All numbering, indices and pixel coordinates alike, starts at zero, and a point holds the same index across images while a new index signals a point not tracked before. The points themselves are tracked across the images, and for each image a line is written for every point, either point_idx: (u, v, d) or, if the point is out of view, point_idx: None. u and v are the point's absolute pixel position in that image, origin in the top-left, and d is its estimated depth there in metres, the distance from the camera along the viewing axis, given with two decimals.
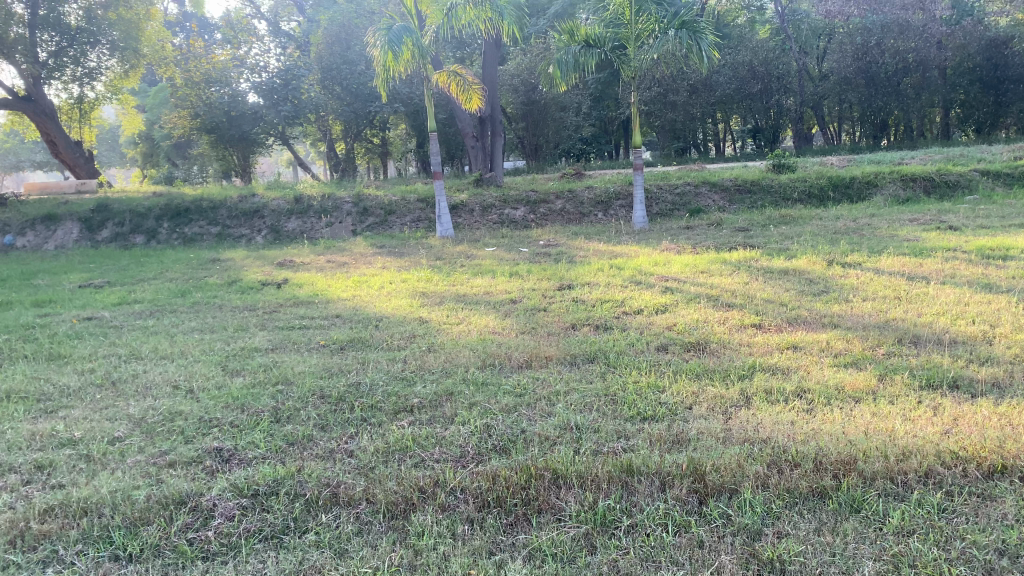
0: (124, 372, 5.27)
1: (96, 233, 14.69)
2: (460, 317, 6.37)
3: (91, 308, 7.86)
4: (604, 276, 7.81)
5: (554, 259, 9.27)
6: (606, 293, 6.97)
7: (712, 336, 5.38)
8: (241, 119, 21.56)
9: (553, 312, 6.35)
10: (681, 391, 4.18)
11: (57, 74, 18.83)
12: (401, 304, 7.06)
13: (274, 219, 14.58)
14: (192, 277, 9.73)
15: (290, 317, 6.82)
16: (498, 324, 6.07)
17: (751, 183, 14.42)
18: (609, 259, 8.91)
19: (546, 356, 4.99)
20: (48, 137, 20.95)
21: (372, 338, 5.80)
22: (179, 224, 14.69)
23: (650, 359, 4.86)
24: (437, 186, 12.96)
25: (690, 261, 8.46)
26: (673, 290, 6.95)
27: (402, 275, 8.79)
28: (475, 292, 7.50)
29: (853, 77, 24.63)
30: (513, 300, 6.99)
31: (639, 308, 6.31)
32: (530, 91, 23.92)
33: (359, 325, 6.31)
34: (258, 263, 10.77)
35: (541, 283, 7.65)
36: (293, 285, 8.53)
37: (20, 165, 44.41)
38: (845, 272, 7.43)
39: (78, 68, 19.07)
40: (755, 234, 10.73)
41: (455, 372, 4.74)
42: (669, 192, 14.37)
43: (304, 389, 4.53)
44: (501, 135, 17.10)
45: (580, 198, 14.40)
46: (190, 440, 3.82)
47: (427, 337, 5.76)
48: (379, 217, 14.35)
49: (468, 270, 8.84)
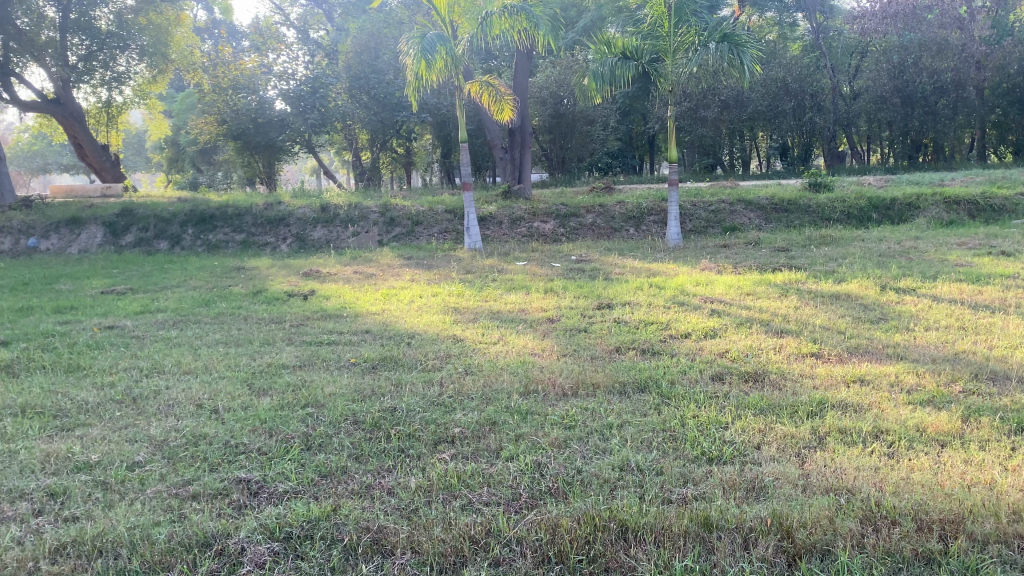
0: (146, 387, 5.01)
1: (120, 238, 14.54)
2: (497, 337, 6.06)
3: (113, 316, 7.63)
4: (644, 296, 7.48)
5: (589, 277, 8.95)
6: (649, 314, 6.64)
7: (769, 366, 5.03)
8: (269, 126, 21.44)
9: (594, 334, 6.02)
10: (746, 429, 3.84)
11: (86, 78, 18.67)
12: (434, 320, 6.76)
13: (299, 227, 14.37)
14: (216, 285, 9.51)
15: (318, 332, 6.55)
16: (538, 345, 5.75)
17: (788, 202, 14.05)
18: (648, 277, 8.59)
19: (592, 383, 4.67)
20: (75, 141, 20.91)
21: (406, 357, 5.50)
22: (204, 231, 14.52)
23: (707, 390, 4.53)
24: (466, 198, 12.69)
25: (733, 282, 8.11)
26: (720, 313, 6.61)
27: (433, 288, 8.51)
28: (510, 309, 7.19)
29: (889, 96, 24.09)
30: (551, 319, 6.68)
31: (686, 333, 5.97)
32: (557, 104, 23.72)
33: (391, 342, 6.02)
34: (283, 272, 10.53)
35: (579, 302, 7.33)
36: (320, 297, 8.27)
37: (48, 168, 44.84)
38: (900, 298, 7.05)
39: (107, 72, 18.95)
40: (795, 255, 10.37)
41: (497, 399, 4.43)
42: (703, 208, 14.02)
43: (336, 412, 4.24)
44: (530, 147, 16.82)
45: (611, 213, 14.08)
46: (215, 469, 3.53)
47: (464, 358, 5.46)
48: (405, 228, 14.10)
49: (500, 286, 8.55)
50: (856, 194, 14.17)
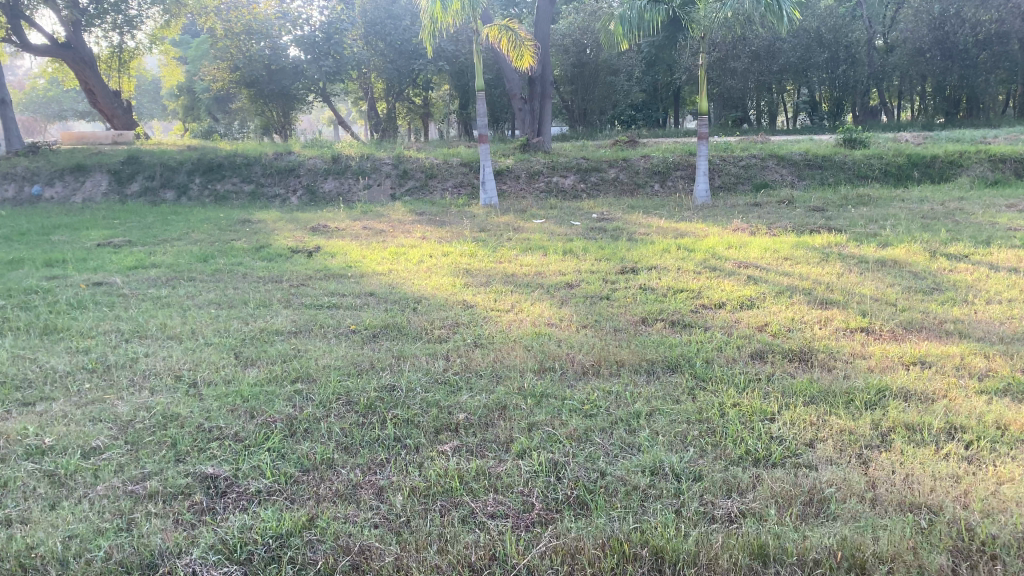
0: (125, 354, 4.55)
1: (126, 186, 14.08)
2: (512, 304, 5.55)
3: (104, 271, 7.18)
4: (671, 259, 6.92)
5: (611, 236, 8.40)
6: (677, 281, 6.09)
7: (816, 344, 4.48)
8: (282, 74, 20.74)
9: (620, 302, 5.48)
10: (796, 421, 3.33)
11: (97, 22, 18.42)
12: (444, 283, 6.25)
13: (310, 178, 13.86)
14: (217, 239, 9.04)
15: (318, 293, 6.07)
16: (557, 314, 5.24)
17: (822, 158, 13.33)
18: (675, 238, 8.04)
19: (617, 361, 4.15)
20: (86, 86, 20.32)
21: (411, 325, 5.00)
22: (211, 180, 14.03)
23: (746, 372, 4.00)
24: (484, 150, 12.09)
25: (767, 244, 7.53)
26: (757, 281, 6.06)
27: (444, 247, 7.99)
28: (526, 272, 6.67)
29: (928, 48, 22.93)
30: (571, 285, 6.14)
31: (719, 302, 5.43)
32: (580, 53, 23.17)
33: (396, 307, 5.53)
34: (290, 226, 10.04)
35: (601, 265, 6.80)
36: (325, 254, 7.78)
37: (63, 115, 44.43)
38: (952, 264, 6.45)
39: (118, 15, 18.59)
40: (832, 215, 9.74)
41: (509, 378, 3.92)
42: (732, 164, 13.35)
43: (327, 390, 3.76)
44: (551, 98, 16.11)
45: (635, 167, 13.44)
46: (182, 460, 3.06)
47: (475, 328, 4.94)
48: (419, 180, 13.56)
49: (517, 245, 8.02)
50: (895, 151, 13.41)
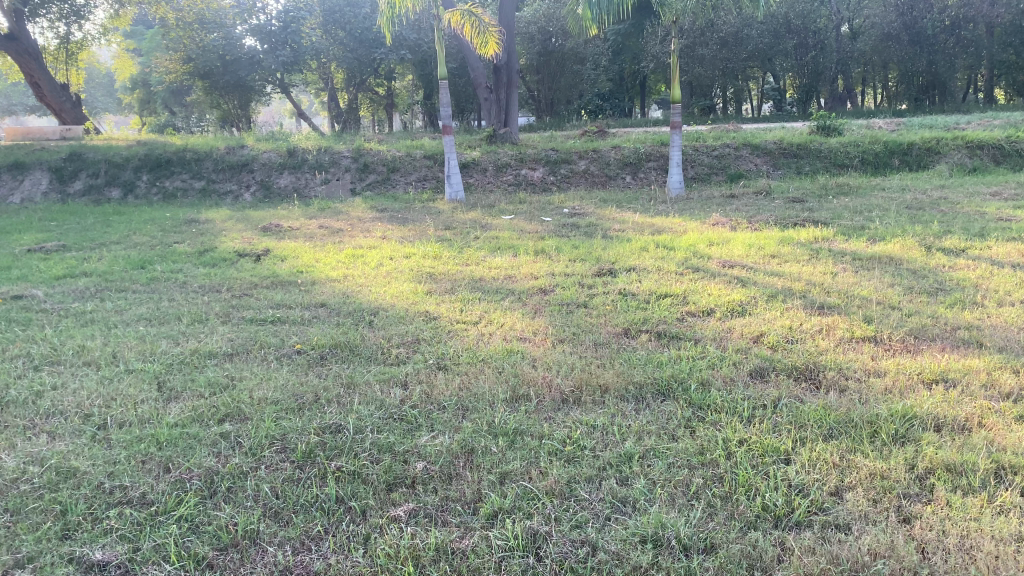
0: (29, 386, 3.90)
1: (68, 185, 13.24)
2: (480, 315, 4.97)
3: (28, 282, 6.47)
4: (650, 259, 6.40)
5: (585, 233, 7.86)
6: (660, 284, 5.55)
7: (821, 360, 3.97)
8: (237, 64, 19.85)
9: (600, 311, 4.93)
10: (816, 463, 2.82)
11: (42, 11, 17.60)
12: (404, 291, 5.66)
13: (264, 173, 13.14)
14: (160, 242, 8.35)
15: (260, 305, 5.45)
16: (530, 327, 4.67)
17: (798, 146, 12.91)
18: (652, 234, 7.52)
19: (599, 386, 3.61)
20: (31, 79, 19.27)
21: (365, 344, 4.40)
22: (160, 177, 13.26)
23: (748, 396, 3.48)
24: (447, 142, 11.49)
25: (751, 240, 7.05)
26: (746, 282, 5.55)
27: (405, 248, 7.40)
28: (494, 275, 6.11)
29: (897, 33, 22.77)
30: (545, 291, 5.58)
31: (708, 309, 4.90)
32: (546, 40, 22.68)
33: (347, 322, 4.92)
34: (239, 226, 9.35)
35: (576, 266, 6.26)
36: (275, 258, 7.16)
37: (12, 108, 42.99)
38: (952, 261, 5.98)
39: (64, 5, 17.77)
40: (813, 206, 9.30)
41: (476, 412, 3.36)
42: (706, 153, 12.89)
43: (259, 434, 3.17)
44: (517, 87, 15.53)
45: (606, 158, 12.93)
46: (70, 537, 2.47)
47: (437, 346, 4.36)
48: (381, 174, 12.90)
49: (483, 245, 7.45)
50: (871, 138, 13.03)
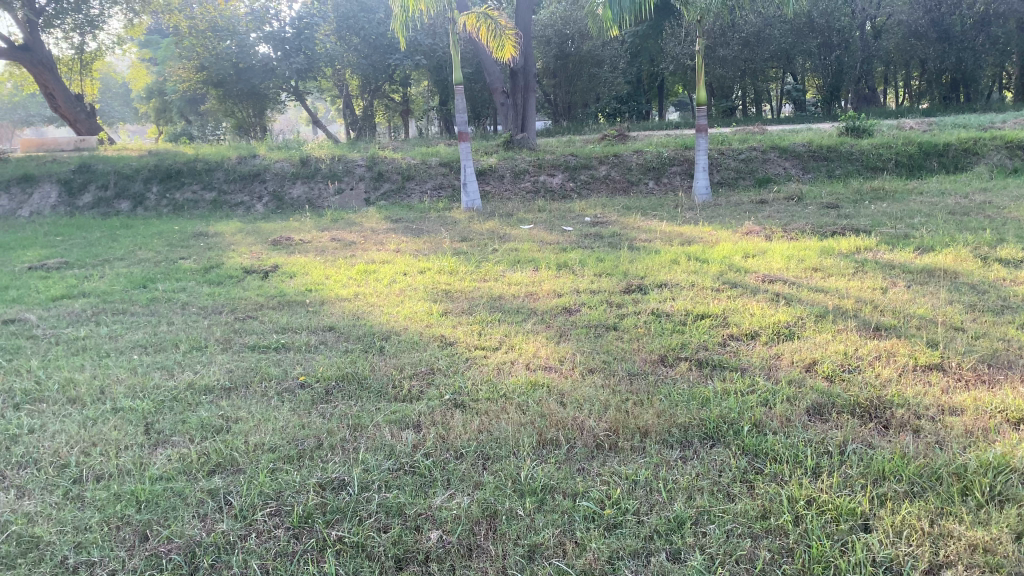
0: (3, 429, 3.52)
1: (77, 198, 12.97)
2: (500, 340, 4.55)
3: (22, 304, 6.14)
4: (682, 274, 5.98)
5: (609, 244, 7.44)
6: (695, 303, 5.12)
7: (887, 392, 3.53)
8: (251, 73, 19.52)
9: (634, 334, 4.50)
10: (901, 531, 2.39)
11: (56, 22, 17.33)
12: (418, 312, 5.26)
13: (276, 184, 12.81)
14: (166, 258, 8.01)
15: (263, 329, 5.07)
16: (556, 354, 4.24)
17: (828, 148, 12.42)
18: (682, 245, 7.10)
19: (637, 428, 3.19)
20: (46, 90, 19.10)
21: (375, 376, 4.00)
22: (170, 188, 12.96)
23: (808, 442, 3.06)
24: (463, 149, 11.09)
25: (789, 252, 6.61)
26: (790, 300, 5.10)
27: (420, 262, 7.01)
28: (514, 293, 5.69)
29: (925, 30, 22.10)
30: (570, 311, 5.15)
31: (751, 332, 4.48)
32: (563, 43, 22.24)
33: (355, 349, 4.52)
34: (249, 240, 9.00)
35: (602, 282, 5.84)
36: (282, 275, 6.79)
37: (31, 119, 43.34)
38: (1014, 273, 5.49)
39: (78, 15, 17.41)
40: (848, 213, 8.83)
41: (499, 461, 2.96)
42: (732, 157, 12.43)
43: (251, 493, 2.78)
44: (534, 91, 15.11)
45: (627, 163, 12.50)
46: None
47: (454, 377, 3.94)
48: (396, 183, 12.54)
49: (502, 258, 7.04)
50: (904, 139, 12.51)
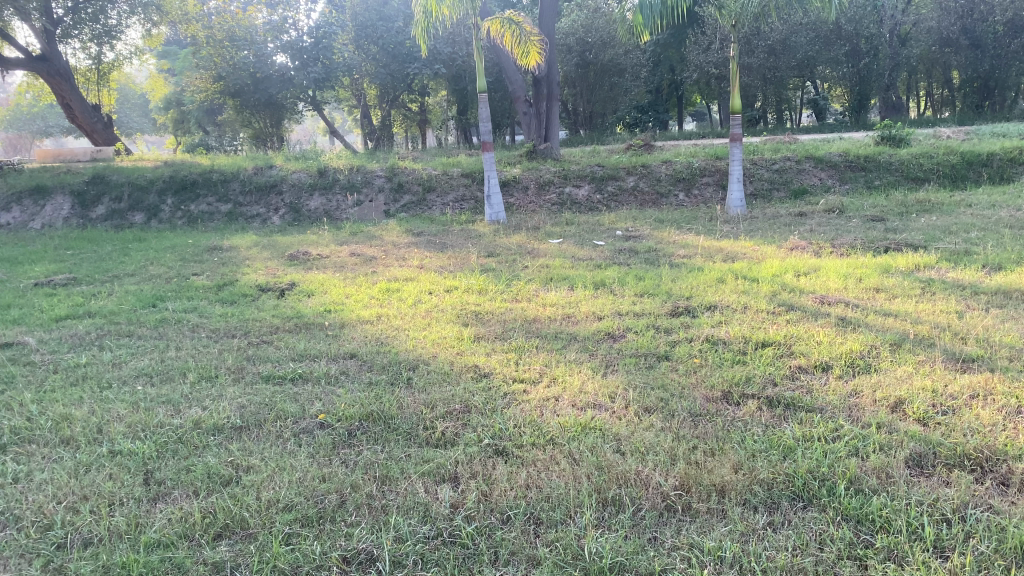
0: None
1: (90, 210, 12.66)
2: (540, 371, 4.10)
3: (23, 326, 5.75)
4: (730, 294, 5.52)
5: (647, 260, 6.99)
6: (752, 328, 4.65)
7: (996, 437, 3.05)
8: (268, 82, 19.29)
9: (691, 365, 4.04)
10: None
11: (74, 32, 16.86)
12: (448, 337, 4.82)
13: (293, 196, 12.44)
14: (179, 275, 7.63)
15: (279, 356, 4.63)
16: (605, 388, 3.79)
17: (865, 158, 11.91)
18: (726, 262, 6.63)
19: (713, 485, 2.75)
20: (62, 100, 18.86)
21: (403, 414, 3.56)
22: (184, 200, 12.63)
23: (917, 504, 2.59)
24: (487, 159, 10.67)
25: (844, 269, 6.14)
26: (857, 327, 4.62)
27: (446, 280, 6.58)
28: (549, 315, 5.25)
29: (957, 37, 21.41)
30: (614, 338, 4.69)
31: (821, 363, 4.02)
32: (584, 51, 21.79)
33: (380, 381, 4.09)
34: (264, 255, 8.61)
35: (646, 304, 5.38)
36: (300, 293, 6.38)
37: (50, 130, 43.49)
38: None
39: (97, 25, 16.99)
40: (895, 226, 8.34)
41: (556, 530, 2.51)
42: (765, 167, 11.95)
43: (264, 569, 2.35)
44: (558, 100, 14.68)
45: (656, 174, 12.04)
46: None
47: (492, 416, 3.50)
48: (416, 195, 12.15)
49: (533, 276, 6.60)
50: (945, 148, 11.99)
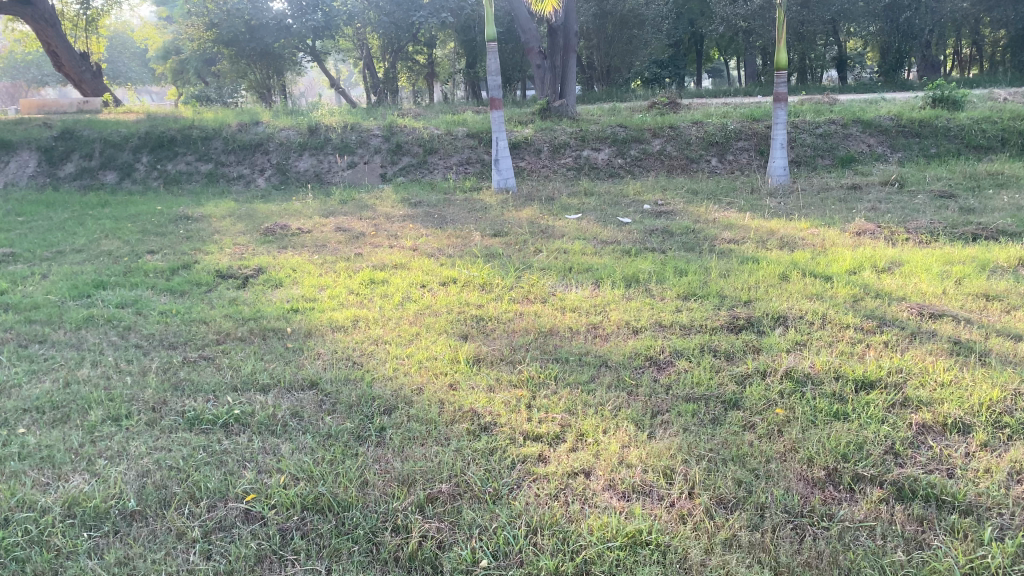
0: None
1: (58, 168, 11.50)
2: (562, 424, 2.96)
3: None
4: (801, 300, 4.37)
5: (684, 246, 5.86)
6: (843, 358, 3.49)
7: None
8: (264, 30, 17.91)
9: (772, 423, 2.92)
10: None
11: None
12: (439, 360, 3.67)
13: (281, 155, 11.26)
14: (132, 252, 6.51)
15: (216, 382, 3.52)
16: (656, 458, 2.67)
17: (920, 123, 10.64)
18: (781, 252, 5.50)
19: None
20: (48, 48, 17.48)
21: (364, 501, 2.47)
22: (161, 158, 11.45)
23: None
24: (495, 118, 9.43)
25: (934, 265, 4.97)
26: (987, 357, 3.46)
27: (443, 269, 5.45)
28: (570, 326, 4.12)
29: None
30: (658, 367, 3.54)
31: (955, 422, 2.88)
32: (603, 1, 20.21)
33: (341, 434, 2.97)
34: (237, 227, 7.48)
35: (695, 313, 4.21)
36: (265, 283, 5.27)
37: (44, 80, 42.12)
38: None
39: None
40: (971, 205, 7.14)
41: None
42: (807, 131, 10.69)
43: None
44: (574, 52, 13.36)
45: (684, 136, 10.80)
46: None
47: (495, 510, 2.40)
48: (416, 156, 10.96)
49: (547, 264, 5.46)
50: (1009, 112, 10.69)
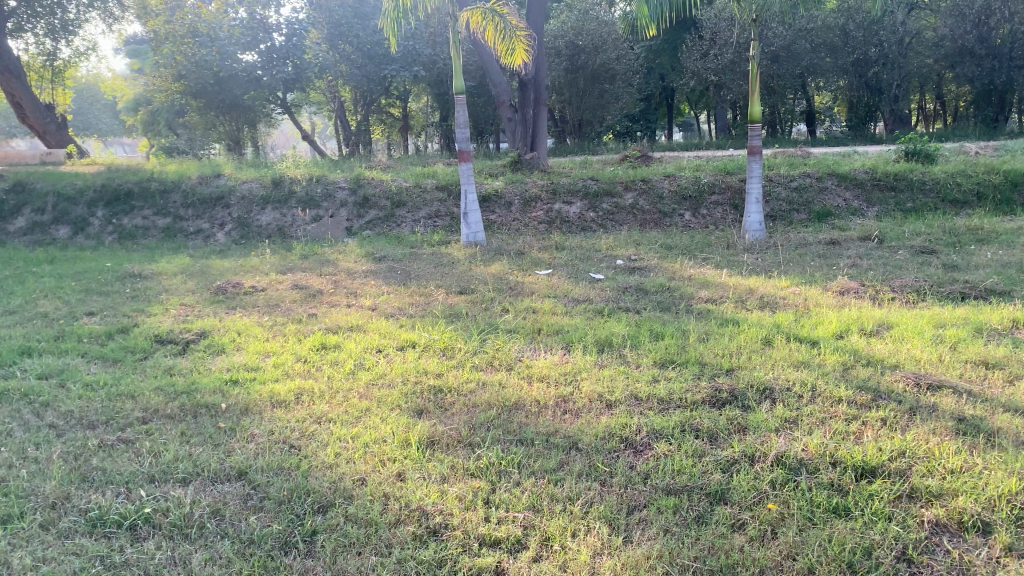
0: None
1: (8, 223, 11.02)
2: (524, 524, 2.56)
3: None
4: (787, 368, 4.02)
5: (660, 306, 5.53)
6: (839, 439, 3.12)
7: None
8: (233, 82, 17.61)
9: (765, 522, 2.54)
10: None
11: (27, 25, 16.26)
12: (387, 443, 3.25)
13: (242, 209, 10.86)
14: (69, 315, 6.05)
15: (131, 474, 3.07)
16: (631, 571, 2.28)
17: (895, 176, 10.51)
18: (761, 312, 5.18)
19: None
20: (11, 99, 17.06)
21: None
22: (117, 212, 11.01)
23: None
24: (464, 171, 9.13)
25: (925, 328, 4.67)
26: (995, 437, 3.11)
27: (401, 331, 5.05)
28: (537, 399, 3.73)
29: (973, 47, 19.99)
30: (635, 451, 3.15)
31: (973, 519, 2.51)
32: (575, 56, 20.23)
33: (265, 540, 2.54)
34: (187, 286, 7.05)
35: (673, 384, 3.84)
36: (207, 349, 4.83)
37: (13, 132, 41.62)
38: None
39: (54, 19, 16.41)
40: (954, 261, 6.91)
41: None
42: (782, 184, 10.52)
43: None
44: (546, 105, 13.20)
45: (658, 190, 10.58)
46: None
47: None
48: (383, 210, 10.62)
49: (515, 326, 5.09)
50: (983, 166, 10.61)
